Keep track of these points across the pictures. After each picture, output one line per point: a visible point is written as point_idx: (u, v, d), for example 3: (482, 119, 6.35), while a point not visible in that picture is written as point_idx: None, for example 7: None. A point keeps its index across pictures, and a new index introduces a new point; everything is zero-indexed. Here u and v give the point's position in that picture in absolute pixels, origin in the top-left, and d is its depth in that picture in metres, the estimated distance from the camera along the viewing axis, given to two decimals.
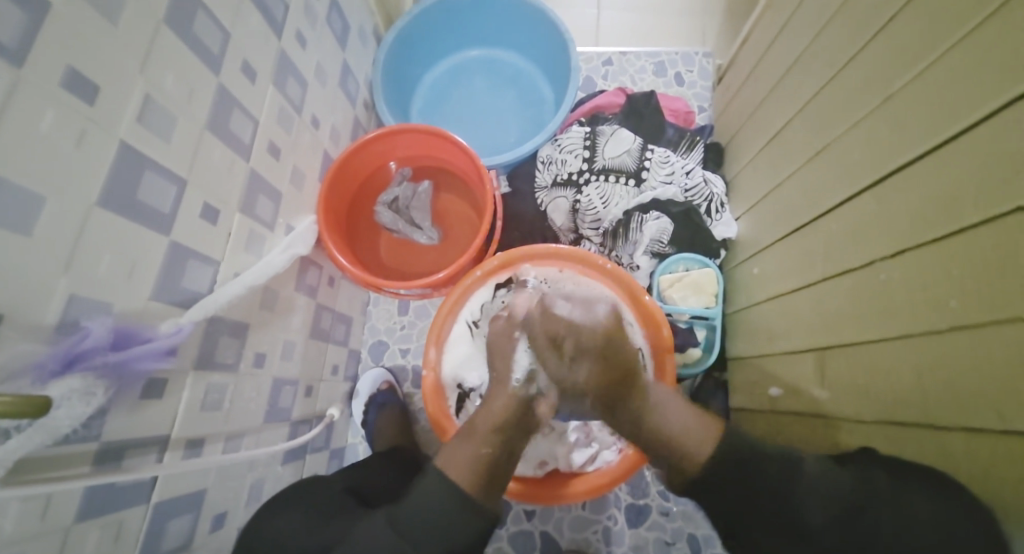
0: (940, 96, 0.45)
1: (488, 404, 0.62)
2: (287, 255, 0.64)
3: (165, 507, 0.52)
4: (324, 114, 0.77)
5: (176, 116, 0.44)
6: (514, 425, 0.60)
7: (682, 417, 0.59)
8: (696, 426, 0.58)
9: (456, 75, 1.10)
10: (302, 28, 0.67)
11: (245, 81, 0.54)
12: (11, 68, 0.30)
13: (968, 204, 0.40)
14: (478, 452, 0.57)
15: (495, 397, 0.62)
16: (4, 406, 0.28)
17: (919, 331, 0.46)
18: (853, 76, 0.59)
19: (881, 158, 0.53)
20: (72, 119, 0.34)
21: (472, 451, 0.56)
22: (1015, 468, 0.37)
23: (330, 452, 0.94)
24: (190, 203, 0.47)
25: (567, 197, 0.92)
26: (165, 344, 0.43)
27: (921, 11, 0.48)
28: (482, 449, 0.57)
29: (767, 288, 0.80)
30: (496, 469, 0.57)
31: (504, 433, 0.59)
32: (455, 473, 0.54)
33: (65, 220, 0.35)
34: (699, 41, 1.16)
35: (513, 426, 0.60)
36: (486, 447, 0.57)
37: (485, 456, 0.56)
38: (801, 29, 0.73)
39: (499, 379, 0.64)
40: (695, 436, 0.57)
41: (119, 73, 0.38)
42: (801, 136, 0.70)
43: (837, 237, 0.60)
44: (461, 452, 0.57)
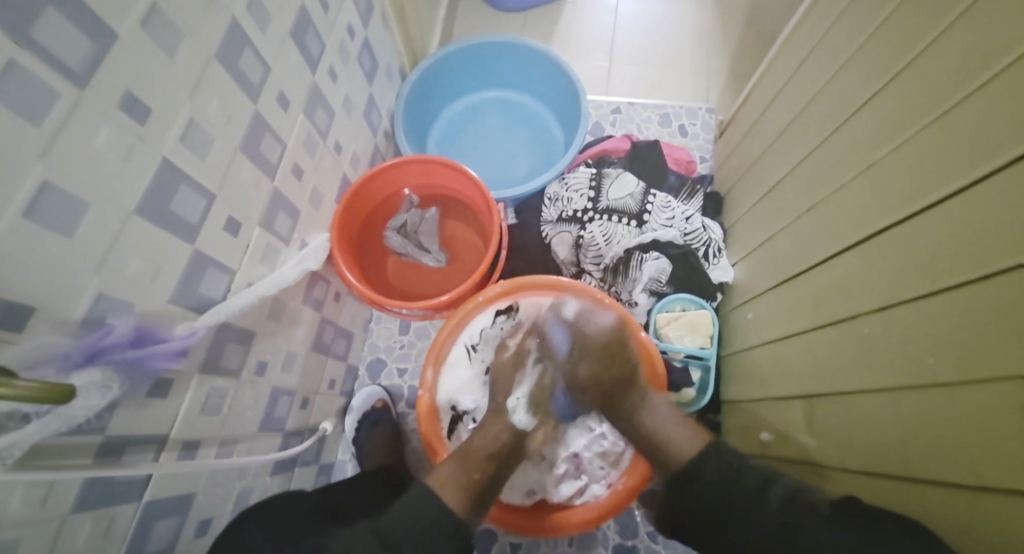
0: (918, 167, 0.48)
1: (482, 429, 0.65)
2: (298, 269, 0.67)
3: (155, 507, 0.53)
4: (346, 141, 0.82)
5: (214, 137, 0.49)
6: (503, 454, 0.63)
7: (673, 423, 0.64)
8: (683, 436, 0.62)
9: (473, 112, 1.16)
10: (335, 64, 0.72)
11: (278, 109, 0.59)
12: (75, 90, 0.34)
13: (944, 270, 0.43)
14: (469, 476, 0.60)
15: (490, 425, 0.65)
16: (30, 392, 0.30)
17: (898, 387, 0.48)
18: (840, 142, 0.63)
19: (866, 219, 0.55)
20: (124, 136, 0.38)
21: (464, 475, 0.60)
22: (985, 527, 0.38)
23: (318, 467, 0.95)
24: (216, 216, 0.51)
25: (571, 232, 0.96)
26: (178, 346, 0.46)
27: (902, 89, 0.52)
28: (472, 475, 0.60)
29: (759, 333, 0.82)
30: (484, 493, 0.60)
31: (496, 460, 0.62)
32: (448, 498, 0.57)
33: (103, 226, 0.38)
34: (704, 95, 1.22)
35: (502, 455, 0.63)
36: (476, 473, 0.60)
37: (476, 481, 0.60)
38: (795, 92, 0.78)
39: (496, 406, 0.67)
40: (686, 445, 0.61)
41: (169, 98, 0.42)
42: (794, 192, 0.74)
43: (824, 291, 0.63)
44: (454, 477, 0.59)
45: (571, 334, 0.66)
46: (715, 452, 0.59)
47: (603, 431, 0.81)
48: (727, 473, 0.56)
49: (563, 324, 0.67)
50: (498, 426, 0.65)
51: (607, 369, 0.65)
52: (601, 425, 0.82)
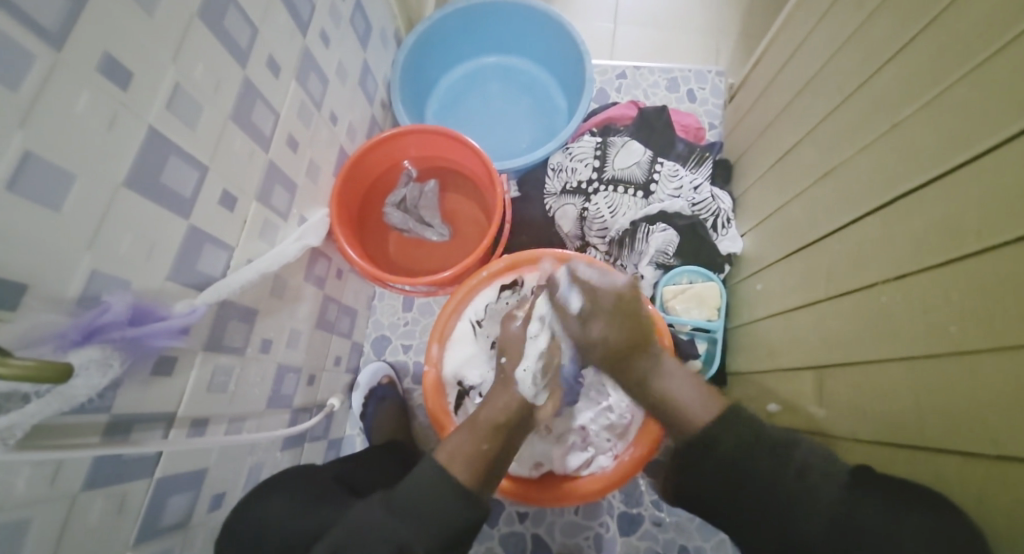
0: (947, 124, 0.45)
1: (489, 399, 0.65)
2: (299, 245, 0.66)
3: (167, 483, 0.53)
4: (342, 111, 0.79)
5: (202, 105, 0.46)
6: (513, 424, 0.63)
7: (690, 391, 0.62)
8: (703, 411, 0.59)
9: (473, 80, 1.12)
10: (326, 28, 0.69)
11: (269, 76, 0.56)
12: (50, 52, 0.31)
13: (970, 233, 0.41)
14: (478, 447, 0.58)
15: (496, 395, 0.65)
16: (27, 371, 0.29)
17: (916, 355, 0.47)
18: (862, 102, 0.60)
19: (888, 183, 0.53)
20: (106, 103, 0.36)
21: (473, 446, 0.58)
22: (1006, 495, 0.37)
23: (327, 442, 0.96)
24: (210, 189, 0.49)
25: (575, 205, 0.94)
26: (179, 324, 0.45)
27: (932, 42, 0.49)
28: (481, 446, 0.59)
29: (768, 304, 0.81)
30: (493, 464, 0.59)
31: (504, 430, 0.61)
32: (456, 470, 0.55)
33: (92, 200, 0.36)
34: (713, 58, 1.17)
35: (511, 425, 0.62)
36: (485, 443, 0.59)
37: (486, 452, 0.58)
38: (813, 52, 0.74)
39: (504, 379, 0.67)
40: (701, 421, 0.58)
41: (152, 63, 0.40)
42: (809, 157, 0.71)
43: (840, 259, 0.61)
44: (462, 447, 0.58)
45: (583, 292, 0.68)
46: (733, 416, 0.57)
47: (610, 405, 0.81)
48: (746, 439, 0.55)
49: (575, 284, 0.69)
50: (510, 396, 0.64)
51: (620, 335, 0.65)
52: (607, 398, 0.81)
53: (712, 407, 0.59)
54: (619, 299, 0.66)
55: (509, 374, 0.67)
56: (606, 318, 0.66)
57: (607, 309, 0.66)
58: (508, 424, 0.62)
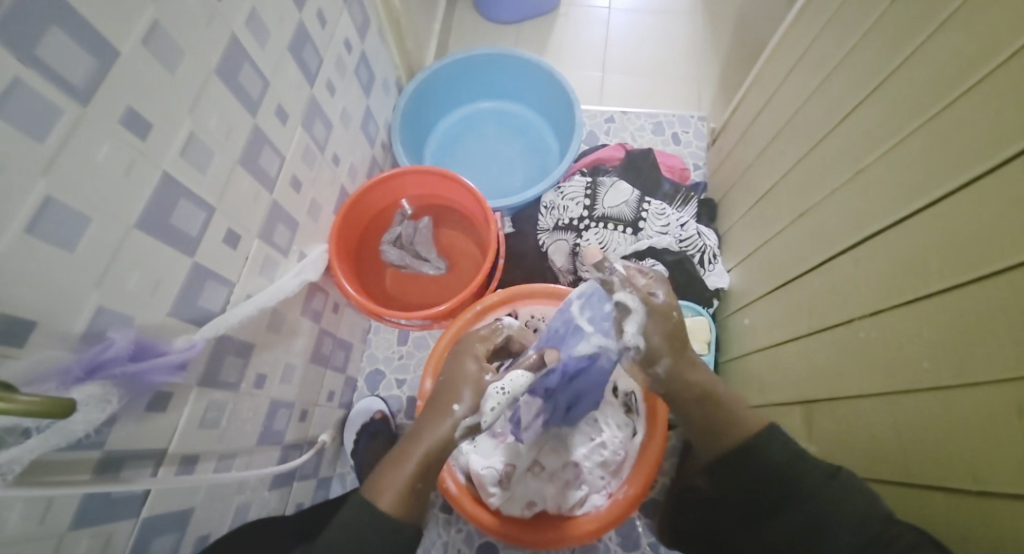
0: (906, 172, 0.49)
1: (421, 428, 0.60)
2: (297, 281, 0.67)
3: (152, 523, 0.52)
4: (344, 153, 0.82)
5: (213, 151, 0.49)
6: (442, 457, 0.59)
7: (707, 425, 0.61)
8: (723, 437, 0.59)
9: (469, 123, 1.17)
10: (332, 77, 0.73)
11: (278, 122, 0.60)
12: (77, 106, 0.34)
13: (935, 273, 0.44)
14: (412, 481, 0.56)
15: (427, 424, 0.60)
16: (32, 407, 0.30)
17: (893, 390, 0.48)
18: (828, 150, 0.64)
19: (856, 224, 0.56)
20: (125, 151, 0.39)
21: (404, 479, 0.56)
22: (986, 531, 0.38)
23: (317, 480, 0.94)
24: (214, 229, 0.51)
25: (568, 240, 0.97)
26: (178, 359, 0.46)
27: (887, 99, 0.53)
28: (413, 480, 0.56)
29: (756, 339, 0.82)
30: (423, 495, 0.56)
31: (434, 463, 0.59)
32: (383, 501, 0.54)
33: (103, 242, 0.38)
34: (696, 104, 1.24)
35: (443, 458, 0.60)
36: (417, 476, 0.56)
37: (415, 486, 0.56)
38: (784, 102, 0.79)
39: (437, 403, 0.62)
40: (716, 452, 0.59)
41: (169, 113, 0.43)
42: (786, 197, 0.75)
43: (818, 297, 0.63)
44: (396, 480, 0.55)
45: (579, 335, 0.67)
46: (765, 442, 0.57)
47: (603, 440, 0.81)
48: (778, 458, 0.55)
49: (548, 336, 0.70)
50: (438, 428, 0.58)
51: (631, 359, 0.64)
52: (601, 433, 0.82)
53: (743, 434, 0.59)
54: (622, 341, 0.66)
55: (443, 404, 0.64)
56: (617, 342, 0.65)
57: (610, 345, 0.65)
58: (442, 456, 0.59)
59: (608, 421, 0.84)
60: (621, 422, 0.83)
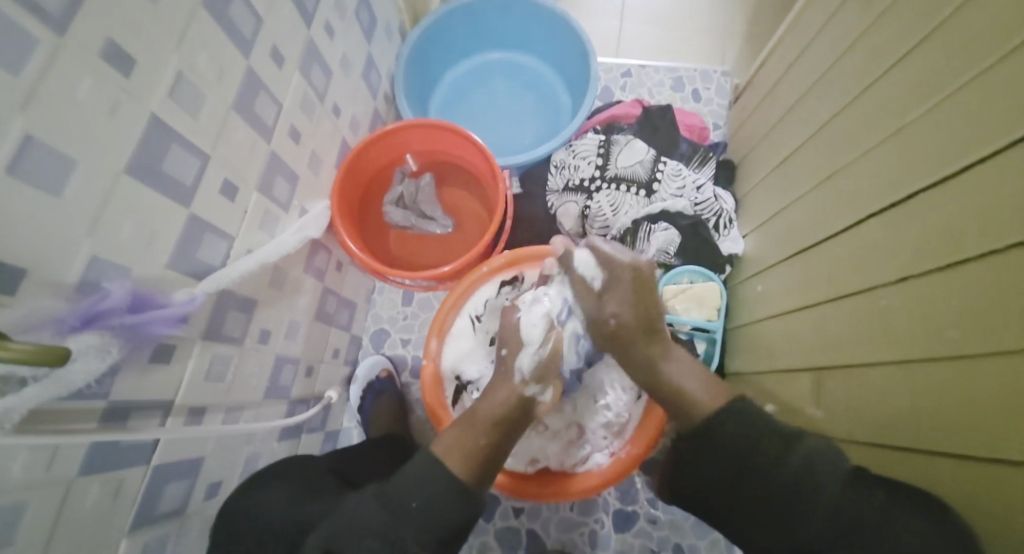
0: (952, 129, 0.45)
1: (489, 395, 0.64)
2: (299, 236, 0.66)
3: (163, 471, 0.53)
4: (345, 104, 0.79)
5: (205, 93, 0.46)
6: (513, 418, 0.62)
7: (695, 381, 0.62)
8: (715, 398, 0.59)
9: (477, 76, 1.11)
10: (331, 19, 0.69)
11: (273, 66, 0.56)
12: (54, 37, 0.31)
13: (971, 238, 0.41)
14: (476, 441, 0.59)
15: (497, 390, 0.64)
16: (25, 355, 0.29)
17: (913, 359, 0.47)
18: (866, 106, 0.59)
19: (889, 187, 0.53)
20: (108, 89, 0.36)
21: (471, 442, 0.59)
22: (996, 498, 0.37)
23: (324, 434, 0.96)
24: (211, 178, 0.49)
25: (577, 202, 0.94)
26: (178, 312, 0.45)
27: (938, 47, 0.48)
28: (479, 440, 0.59)
29: (768, 305, 0.80)
30: (491, 458, 0.59)
31: (496, 427, 0.61)
32: (453, 465, 0.56)
33: (92, 186, 0.37)
34: (719, 58, 1.17)
35: (510, 421, 0.62)
36: (485, 438, 0.59)
37: (483, 446, 0.59)
38: (820, 53, 0.74)
39: (500, 369, 0.66)
40: (706, 415, 0.58)
41: (155, 50, 0.40)
42: (814, 159, 0.71)
43: (841, 263, 0.61)
44: (459, 441, 0.59)
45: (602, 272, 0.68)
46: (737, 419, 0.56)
47: (608, 403, 0.80)
48: (748, 432, 0.54)
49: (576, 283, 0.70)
50: (510, 388, 0.64)
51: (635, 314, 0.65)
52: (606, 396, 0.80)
53: (721, 398, 0.59)
54: (637, 276, 0.66)
55: (509, 366, 0.67)
56: (622, 290, 0.66)
57: (625, 281, 0.66)
58: (508, 419, 0.62)
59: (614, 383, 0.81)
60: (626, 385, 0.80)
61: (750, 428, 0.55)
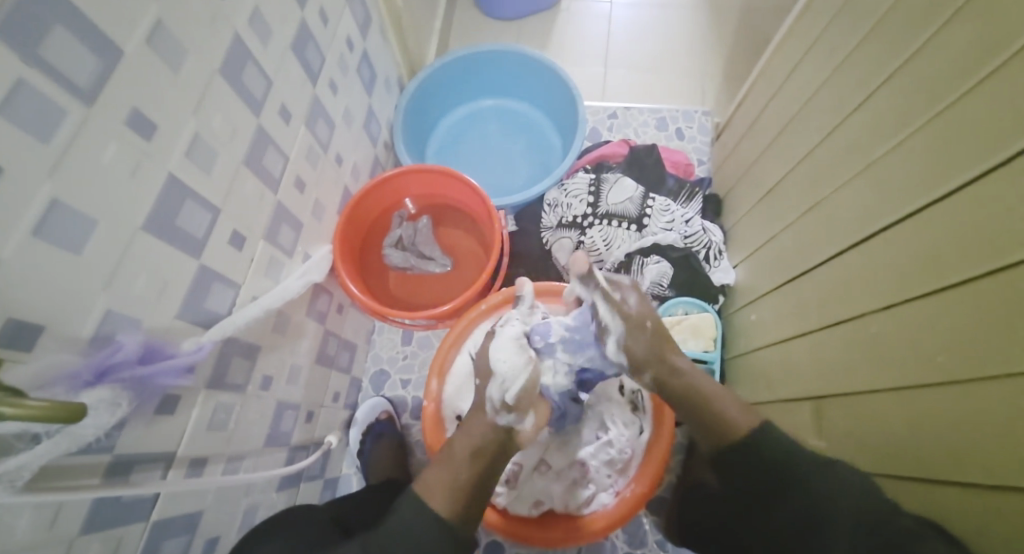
0: (921, 163, 0.48)
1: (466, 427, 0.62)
2: (302, 282, 0.67)
3: (162, 526, 0.52)
4: (347, 153, 0.82)
5: (218, 151, 0.49)
6: (493, 452, 0.60)
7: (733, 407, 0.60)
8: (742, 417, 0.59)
9: (471, 122, 1.16)
10: (334, 76, 0.73)
11: (281, 122, 0.59)
12: (83, 108, 0.34)
13: (950, 265, 0.43)
14: (455, 476, 0.57)
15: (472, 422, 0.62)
16: (42, 411, 0.30)
17: (907, 384, 0.48)
18: (838, 142, 0.64)
19: (867, 217, 0.56)
20: (130, 152, 0.38)
21: (449, 476, 0.57)
22: (1000, 522, 0.38)
23: (324, 481, 0.94)
24: (220, 230, 0.51)
25: (571, 238, 0.96)
26: (186, 362, 0.46)
27: (900, 89, 0.53)
28: (458, 475, 0.57)
29: (764, 335, 0.82)
30: (474, 495, 0.57)
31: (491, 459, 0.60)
32: (435, 502, 0.55)
33: (110, 243, 0.38)
34: (700, 99, 1.23)
35: (491, 453, 0.60)
36: (463, 473, 0.57)
37: (466, 482, 0.57)
38: (792, 94, 0.79)
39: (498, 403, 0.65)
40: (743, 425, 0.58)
41: (174, 114, 0.42)
42: (794, 191, 0.74)
43: (828, 290, 0.63)
44: (440, 478, 0.57)
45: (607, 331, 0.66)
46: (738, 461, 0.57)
47: (610, 439, 0.80)
48: (784, 454, 0.54)
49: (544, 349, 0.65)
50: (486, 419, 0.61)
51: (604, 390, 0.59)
52: (607, 432, 0.81)
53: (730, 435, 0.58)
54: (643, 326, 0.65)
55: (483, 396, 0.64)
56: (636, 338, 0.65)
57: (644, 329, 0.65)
58: (490, 452, 0.60)
59: (615, 419, 0.82)
60: (627, 420, 0.82)
61: (783, 448, 0.55)
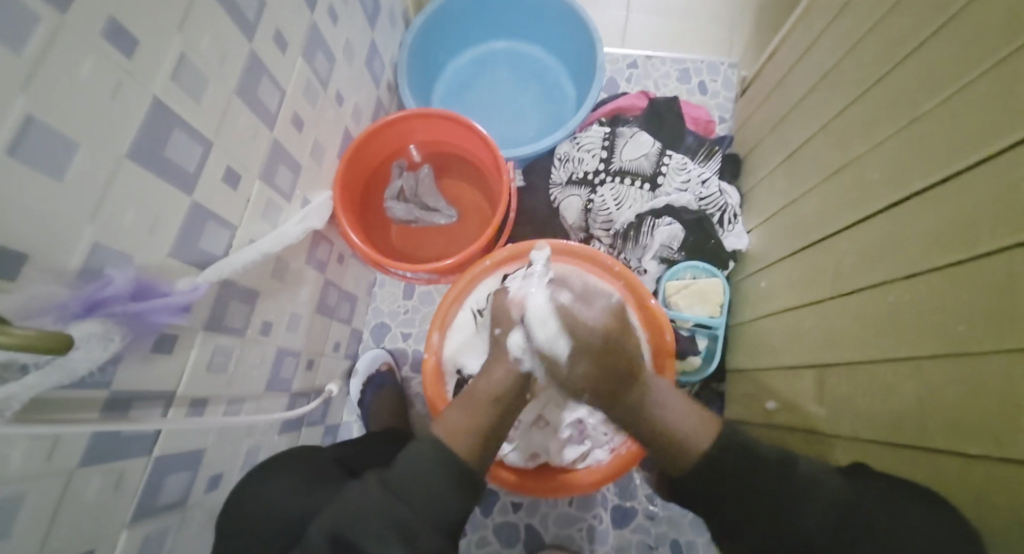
0: (965, 123, 0.45)
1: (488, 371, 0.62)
2: (302, 228, 0.65)
3: (164, 462, 0.53)
4: (348, 92, 0.78)
5: (208, 79, 0.45)
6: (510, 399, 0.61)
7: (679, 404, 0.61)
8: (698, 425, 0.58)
9: (480, 66, 1.10)
10: (334, 6, 0.68)
11: (276, 51, 0.55)
12: (56, 13, 0.31)
13: (984, 231, 0.40)
14: (477, 420, 0.58)
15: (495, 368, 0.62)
16: (28, 340, 0.29)
17: (921, 354, 0.46)
18: (876, 100, 0.59)
19: (900, 181, 0.53)
20: (111, 70, 0.35)
21: (475, 420, 0.58)
22: (1007, 498, 0.37)
23: (325, 427, 0.95)
24: (213, 166, 0.48)
25: (581, 196, 0.93)
26: (181, 301, 0.44)
27: (953, 40, 0.48)
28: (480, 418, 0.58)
29: (772, 302, 0.80)
30: (494, 437, 0.59)
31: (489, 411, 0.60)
32: (457, 442, 0.56)
33: (96, 170, 0.36)
34: (724, 51, 1.16)
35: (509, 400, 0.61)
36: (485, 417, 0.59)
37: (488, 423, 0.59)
38: (830, 47, 0.73)
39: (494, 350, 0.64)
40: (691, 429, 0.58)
41: (159, 32, 0.39)
42: (821, 154, 0.71)
43: (847, 258, 0.61)
44: (460, 422, 0.58)
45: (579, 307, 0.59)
46: (733, 437, 0.56)
47: None
48: None
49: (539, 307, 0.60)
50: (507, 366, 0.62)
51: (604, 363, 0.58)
52: None
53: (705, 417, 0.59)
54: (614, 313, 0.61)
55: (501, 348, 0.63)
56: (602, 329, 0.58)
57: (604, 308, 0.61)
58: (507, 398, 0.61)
59: None
60: None
61: None
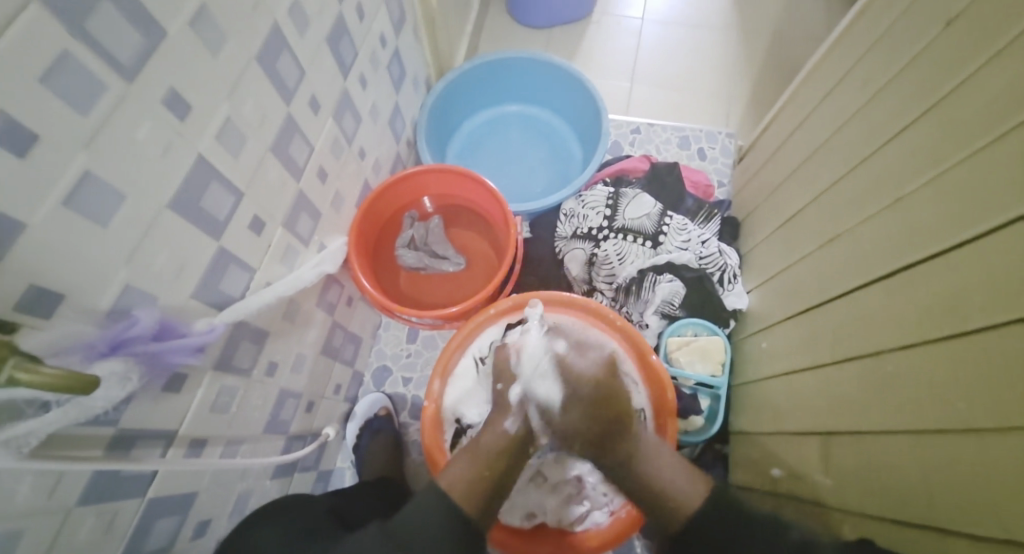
0: (950, 202, 0.48)
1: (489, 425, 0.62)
2: (316, 272, 0.68)
3: (157, 504, 0.52)
4: (370, 148, 0.83)
5: (247, 137, 0.49)
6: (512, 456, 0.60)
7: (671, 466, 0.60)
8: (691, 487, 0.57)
9: (494, 126, 1.17)
10: (365, 72, 0.73)
11: (310, 112, 0.60)
12: (123, 83, 0.34)
13: (976, 306, 0.42)
14: (478, 473, 0.57)
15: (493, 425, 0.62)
16: (58, 379, 0.30)
17: (925, 426, 0.47)
18: (864, 175, 0.63)
19: (891, 252, 0.55)
20: (164, 131, 0.39)
21: (475, 472, 0.57)
22: None
23: (318, 473, 0.94)
24: (242, 214, 0.51)
25: (585, 249, 0.96)
26: (197, 342, 0.46)
27: (933, 126, 0.52)
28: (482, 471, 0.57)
29: (774, 364, 0.81)
30: (496, 489, 0.58)
31: (506, 457, 0.60)
32: (458, 495, 0.55)
33: (137, 218, 0.39)
34: (723, 120, 1.23)
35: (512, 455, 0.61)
36: (486, 471, 0.57)
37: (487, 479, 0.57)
38: (820, 124, 0.78)
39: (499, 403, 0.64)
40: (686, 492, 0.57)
41: (209, 98, 0.43)
42: (815, 221, 0.74)
43: (844, 324, 0.62)
44: (462, 474, 0.57)
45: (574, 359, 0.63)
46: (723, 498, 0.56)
47: None
48: None
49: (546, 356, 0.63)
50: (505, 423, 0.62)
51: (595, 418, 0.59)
52: None
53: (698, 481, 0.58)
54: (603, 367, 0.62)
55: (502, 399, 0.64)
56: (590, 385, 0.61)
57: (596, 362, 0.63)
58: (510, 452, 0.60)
59: None
60: None
61: None
